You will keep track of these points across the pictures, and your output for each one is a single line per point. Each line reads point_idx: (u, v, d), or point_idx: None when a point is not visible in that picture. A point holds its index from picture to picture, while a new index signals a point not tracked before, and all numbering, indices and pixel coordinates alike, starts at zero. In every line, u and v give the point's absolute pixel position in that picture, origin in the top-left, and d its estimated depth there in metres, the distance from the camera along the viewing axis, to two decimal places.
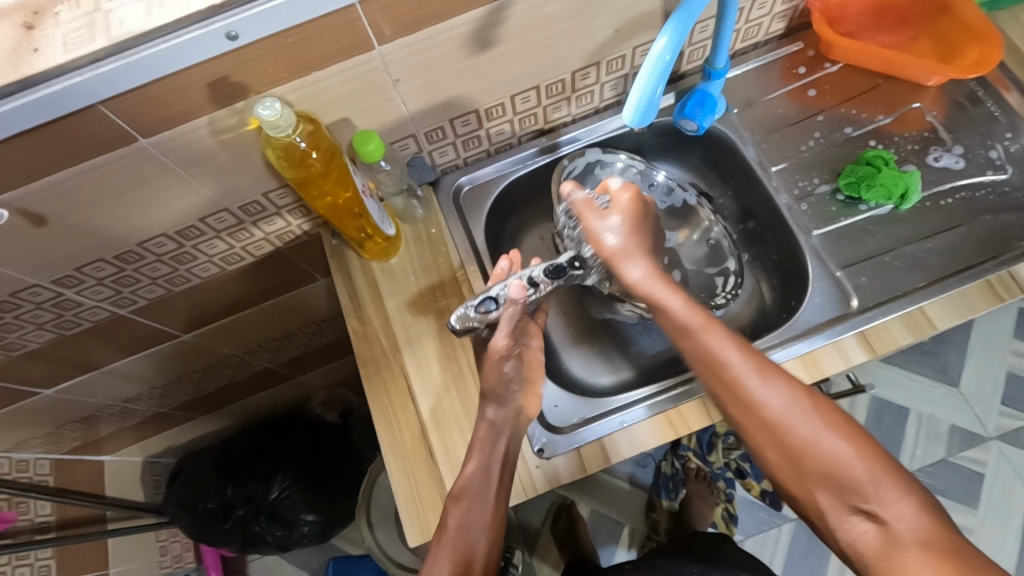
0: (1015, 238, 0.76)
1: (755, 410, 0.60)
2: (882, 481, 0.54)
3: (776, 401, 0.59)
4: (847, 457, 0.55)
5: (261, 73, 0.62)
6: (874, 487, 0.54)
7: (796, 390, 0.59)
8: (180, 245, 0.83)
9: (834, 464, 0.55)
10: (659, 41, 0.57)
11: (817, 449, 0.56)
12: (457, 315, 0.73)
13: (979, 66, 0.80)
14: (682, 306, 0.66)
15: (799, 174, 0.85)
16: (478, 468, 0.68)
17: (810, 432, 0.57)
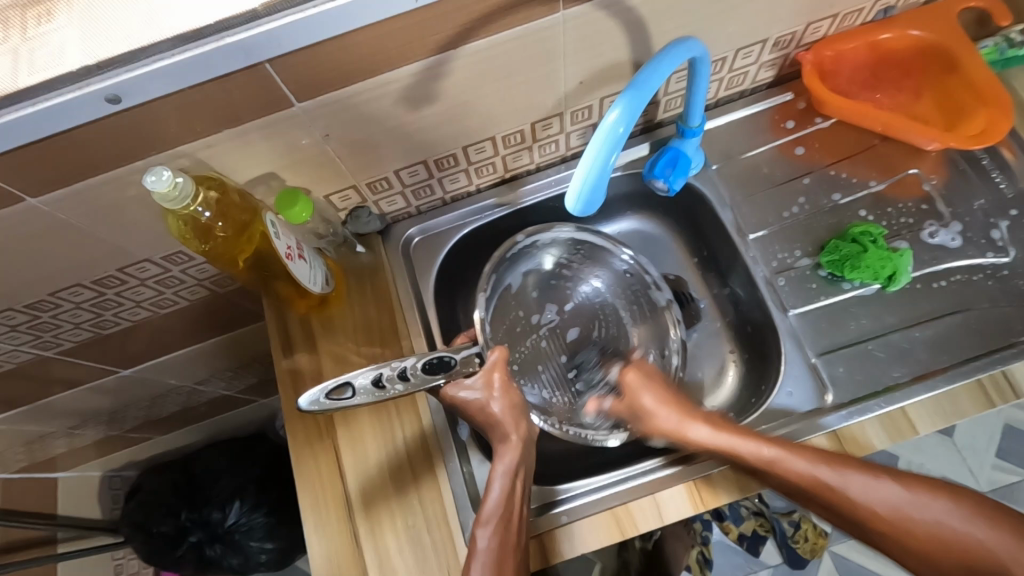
0: (1013, 333, 0.69)
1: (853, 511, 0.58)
2: (945, 522, 0.57)
3: (881, 500, 0.58)
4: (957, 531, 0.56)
5: (160, 134, 0.54)
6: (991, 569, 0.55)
7: (895, 484, 0.58)
8: (101, 292, 0.77)
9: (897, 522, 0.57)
10: (612, 111, 0.50)
11: (914, 524, 0.57)
12: (308, 397, 0.58)
13: (984, 136, 0.73)
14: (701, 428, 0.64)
15: (780, 244, 0.77)
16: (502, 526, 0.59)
17: (858, 490, 0.58)
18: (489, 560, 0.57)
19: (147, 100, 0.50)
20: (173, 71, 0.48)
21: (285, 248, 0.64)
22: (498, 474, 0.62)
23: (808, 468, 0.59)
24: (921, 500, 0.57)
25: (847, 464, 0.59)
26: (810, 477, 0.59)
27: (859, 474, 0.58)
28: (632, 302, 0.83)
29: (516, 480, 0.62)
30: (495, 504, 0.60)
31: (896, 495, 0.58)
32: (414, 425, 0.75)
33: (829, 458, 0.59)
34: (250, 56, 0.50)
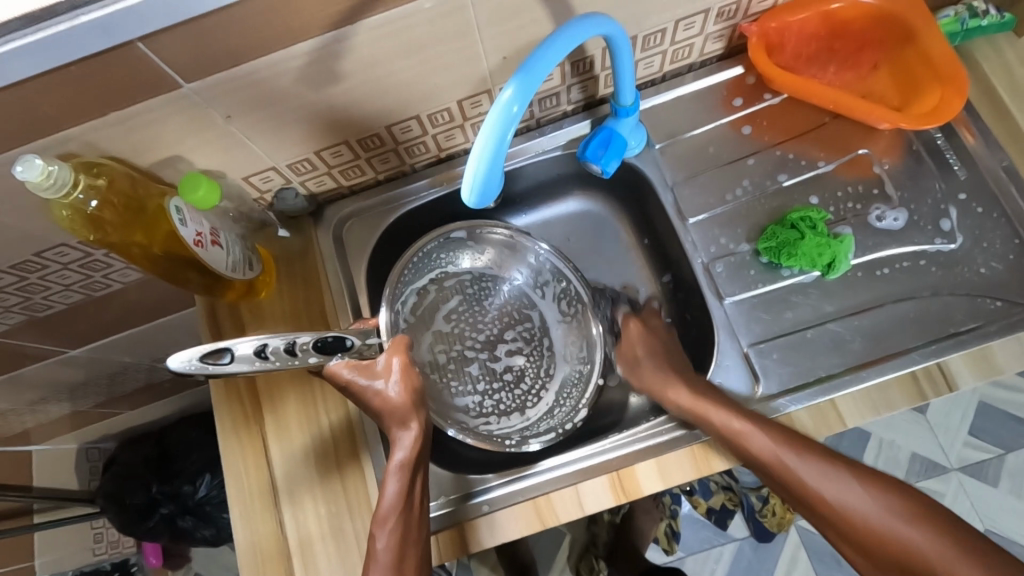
0: (953, 324, 0.66)
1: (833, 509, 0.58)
2: (891, 518, 0.56)
3: (862, 505, 0.57)
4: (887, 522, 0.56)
5: (37, 118, 0.52)
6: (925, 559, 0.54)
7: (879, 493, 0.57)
8: (22, 276, 0.75)
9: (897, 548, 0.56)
10: (505, 90, 0.46)
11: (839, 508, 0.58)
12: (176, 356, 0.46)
13: (935, 115, 0.69)
14: (764, 439, 0.60)
15: (721, 228, 0.74)
16: (389, 544, 0.56)
17: (896, 523, 0.56)
18: (387, 562, 0.56)
19: (9, 82, 0.47)
20: (30, 51, 0.45)
21: (194, 234, 0.62)
22: (393, 470, 0.58)
23: (851, 499, 0.57)
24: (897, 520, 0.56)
25: (852, 468, 0.59)
26: (862, 509, 0.57)
27: (839, 475, 0.58)
28: (561, 304, 0.82)
29: (415, 473, 0.59)
30: (392, 502, 0.57)
31: (866, 499, 0.57)
32: (340, 413, 0.74)
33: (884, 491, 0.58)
34: (116, 35, 0.47)
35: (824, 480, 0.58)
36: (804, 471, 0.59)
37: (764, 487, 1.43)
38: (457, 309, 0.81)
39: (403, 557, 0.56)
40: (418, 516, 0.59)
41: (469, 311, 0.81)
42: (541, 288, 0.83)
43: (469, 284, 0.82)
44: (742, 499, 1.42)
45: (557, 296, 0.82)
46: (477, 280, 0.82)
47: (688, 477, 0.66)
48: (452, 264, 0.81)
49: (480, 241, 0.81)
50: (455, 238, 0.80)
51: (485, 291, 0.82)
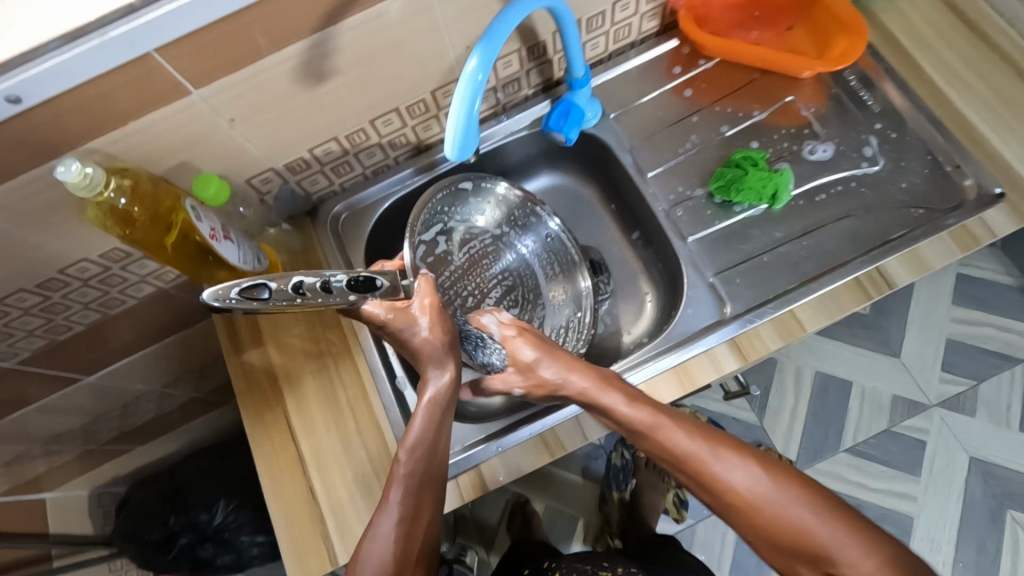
0: (885, 234, 0.76)
1: (724, 492, 0.56)
2: (791, 498, 0.54)
3: (743, 482, 0.55)
4: (810, 525, 0.52)
5: (68, 131, 0.59)
6: (836, 547, 0.51)
7: (766, 469, 0.55)
8: (46, 296, 0.81)
9: (799, 535, 0.53)
10: (470, 60, 0.55)
11: (724, 484, 0.56)
12: (210, 289, 0.52)
13: (843, 59, 0.80)
14: (686, 437, 0.58)
15: (677, 179, 0.83)
16: (412, 472, 0.59)
17: (721, 471, 0.56)
18: (409, 486, 0.58)
19: (47, 98, 0.54)
20: (63, 68, 0.52)
21: (209, 229, 0.69)
22: (425, 408, 0.62)
23: (742, 479, 0.55)
24: (828, 521, 0.52)
25: (737, 449, 0.57)
26: (754, 488, 0.55)
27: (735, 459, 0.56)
28: (552, 262, 0.89)
29: (442, 412, 0.63)
30: (419, 433, 0.60)
31: (759, 478, 0.55)
32: (355, 385, 0.81)
33: (769, 467, 0.56)
34: (136, 49, 0.54)
35: (719, 466, 0.56)
36: (720, 470, 0.56)
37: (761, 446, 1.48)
38: (461, 263, 0.87)
39: (422, 489, 0.58)
40: (442, 453, 0.62)
41: (473, 265, 0.88)
42: (539, 252, 0.90)
43: (473, 239, 0.88)
44: None
45: (548, 254, 0.89)
46: (483, 239, 0.89)
47: (676, 394, 0.73)
48: (460, 216, 0.87)
49: (489, 197, 0.88)
50: (462, 191, 0.85)
51: (489, 245, 0.89)
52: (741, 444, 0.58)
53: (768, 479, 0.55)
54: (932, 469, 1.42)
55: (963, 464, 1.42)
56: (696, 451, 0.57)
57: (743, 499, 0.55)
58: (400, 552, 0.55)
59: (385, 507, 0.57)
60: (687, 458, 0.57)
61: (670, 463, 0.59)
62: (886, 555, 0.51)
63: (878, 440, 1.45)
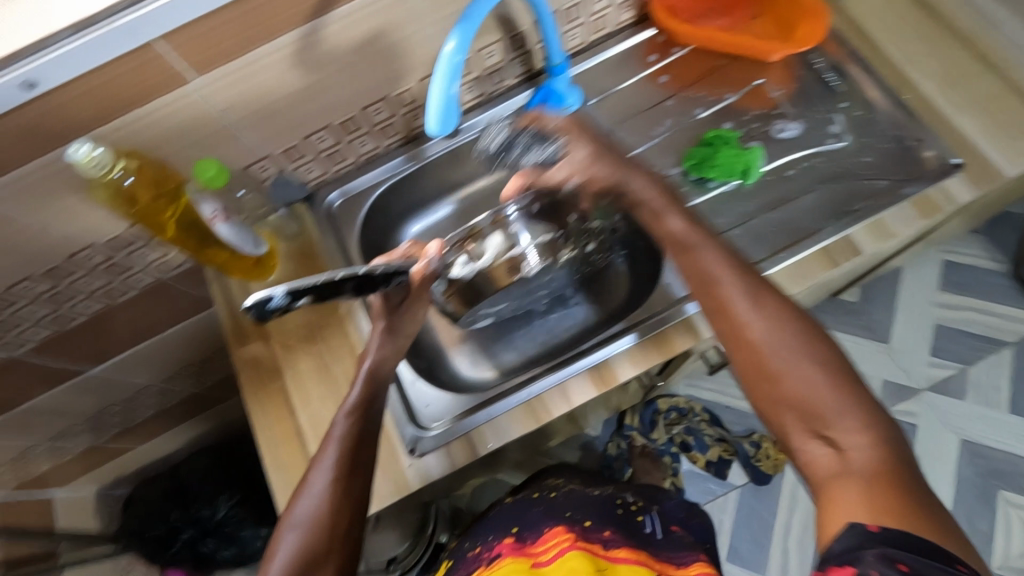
0: (851, 205, 0.79)
1: (738, 328, 0.58)
2: (825, 382, 0.53)
3: (762, 325, 0.56)
4: (819, 387, 0.52)
5: (77, 116, 0.63)
6: (835, 414, 0.51)
7: (795, 328, 0.56)
8: (55, 283, 0.85)
9: (806, 393, 0.53)
10: (449, 42, 0.59)
11: (744, 322, 0.57)
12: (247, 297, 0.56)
13: (806, 41, 0.85)
14: (714, 253, 0.61)
15: (654, 160, 0.88)
16: (346, 437, 0.63)
17: (743, 298, 0.58)
18: (342, 450, 0.62)
19: (57, 85, 0.59)
20: (71, 56, 0.57)
21: (210, 211, 0.74)
22: (359, 380, 0.67)
23: (754, 321, 0.57)
24: (838, 390, 0.52)
25: (760, 293, 0.58)
26: (768, 339, 0.56)
27: (774, 304, 0.57)
28: None
29: (379, 384, 0.68)
30: (354, 402, 0.65)
31: (785, 334, 0.55)
32: (349, 361, 0.85)
33: (800, 326, 0.56)
34: (139, 37, 0.58)
35: (747, 308, 0.57)
36: (730, 295, 0.59)
37: (755, 433, 1.52)
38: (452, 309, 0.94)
39: (355, 452, 0.63)
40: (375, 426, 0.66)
41: None
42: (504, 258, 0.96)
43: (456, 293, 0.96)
44: (736, 446, 1.49)
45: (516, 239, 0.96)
46: None
47: (656, 360, 0.77)
48: None
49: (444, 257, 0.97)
50: None
51: None
52: (778, 304, 0.57)
53: (787, 331, 0.56)
54: (922, 450, 1.43)
55: (952, 446, 1.43)
56: (749, 306, 0.58)
57: (755, 347, 0.56)
58: (322, 509, 0.59)
59: (314, 469, 0.61)
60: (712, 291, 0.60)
61: (702, 296, 0.61)
62: (892, 449, 0.49)
63: None
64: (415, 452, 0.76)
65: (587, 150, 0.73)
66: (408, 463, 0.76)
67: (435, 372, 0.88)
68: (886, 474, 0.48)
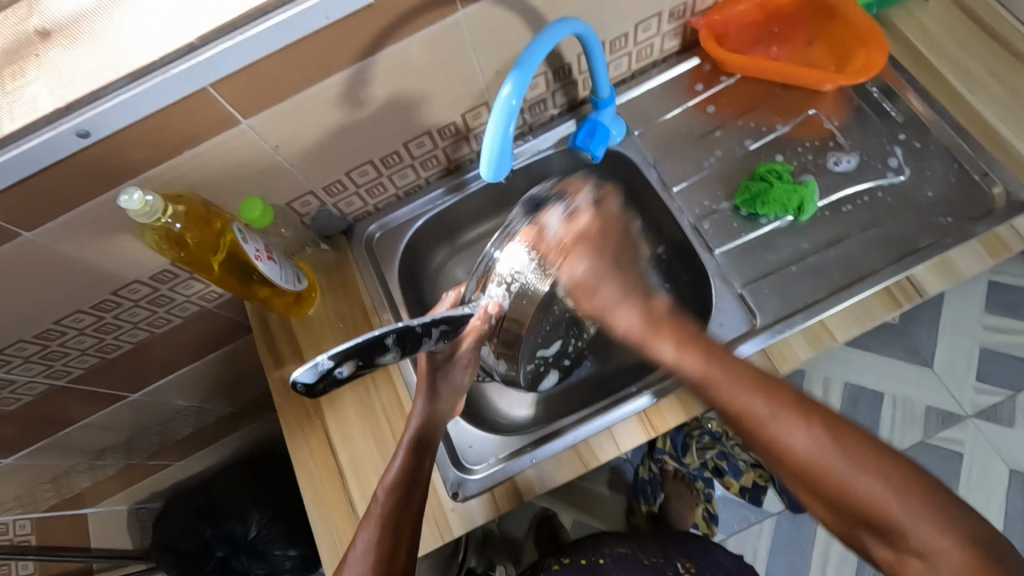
0: (913, 243, 0.76)
1: (781, 450, 0.55)
2: (887, 488, 0.51)
3: (804, 442, 0.54)
4: (883, 497, 0.51)
5: (130, 160, 0.63)
6: (909, 519, 0.50)
7: (834, 433, 0.54)
8: (100, 317, 0.86)
9: (869, 505, 0.52)
10: (505, 86, 0.58)
11: (783, 444, 0.54)
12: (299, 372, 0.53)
13: (866, 69, 0.82)
14: (750, 396, 0.55)
15: (702, 193, 0.85)
16: (386, 511, 0.61)
17: (776, 426, 0.55)
18: (381, 525, 0.60)
19: (111, 131, 0.59)
20: (127, 103, 0.57)
21: (254, 250, 0.73)
22: (404, 447, 0.64)
23: (799, 440, 0.54)
24: (902, 492, 0.51)
25: (789, 407, 0.55)
26: (815, 453, 0.53)
27: (797, 422, 0.54)
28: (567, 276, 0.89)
29: (422, 447, 0.64)
30: (397, 473, 0.63)
31: (826, 445, 0.53)
32: (390, 398, 0.83)
33: (842, 434, 0.54)
34: (193, 84, 0.58)
35: (780, 431, 0.55)
36: (771, 428, 0.55)
37: None
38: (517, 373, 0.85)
39: (398, 524, 0.61)
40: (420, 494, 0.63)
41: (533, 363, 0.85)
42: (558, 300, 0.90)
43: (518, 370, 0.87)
44: (773, 473, 1.41)
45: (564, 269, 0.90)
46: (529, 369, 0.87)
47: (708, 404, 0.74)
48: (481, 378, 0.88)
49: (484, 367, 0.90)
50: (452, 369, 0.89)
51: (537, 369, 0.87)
52: (809, 407, 0.55)
53: (832, 439, 0.53)
54: (970, 481, 1.38)
55: (1002, 477, 1.37)
56: (755, 417, 0.55)
57: (798, 462, 0.54)
58: None
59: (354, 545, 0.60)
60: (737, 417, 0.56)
61: (740, 431, 0.57)
62: (970, 540, 0.49)
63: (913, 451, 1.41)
64: (458, 496, 0.75)
65: (591, 256, 0.64)
66: (450, 507, 0.75)
67: (476, 408, 0.86)
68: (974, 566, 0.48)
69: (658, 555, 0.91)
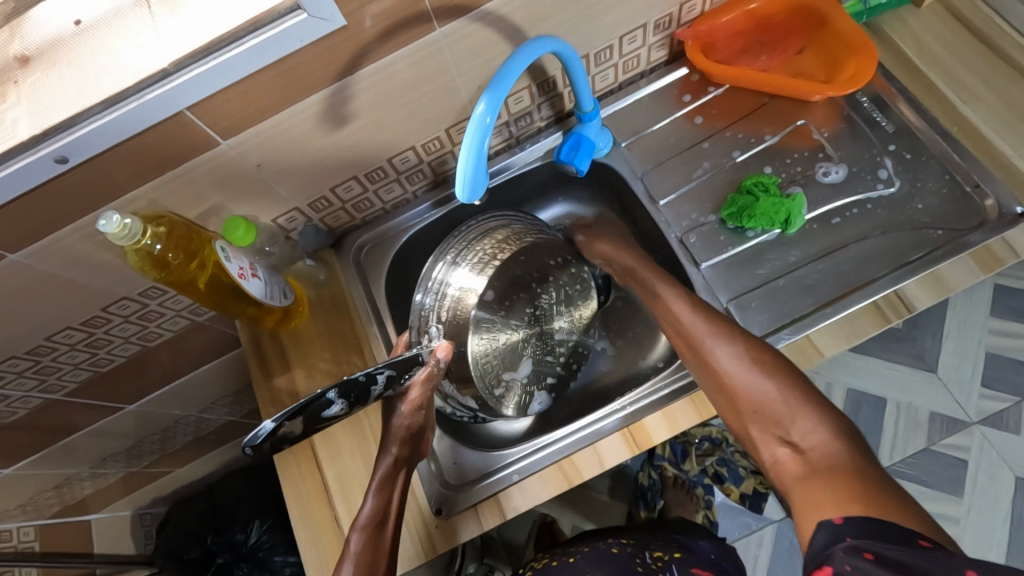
0: (904, 256, 0.75)
1: (710, 366, 0.68)
2: (793, 405, 0.62)
3: (728, 359, 0.67)
4: (773, 399, 0.63)
5: (110, 183, 0.64)
6: (790, 418, 0.62)
7: (759, 354, 0.66)
8: (91, 332, 0.86)
9: (764, 402, 0.63)
10: (478, 105, 0.57)
11: (710, 356, 0.68)
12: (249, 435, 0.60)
13: (854, 80, 0.80)
14: (725, 351, 0.67)
15: (690, 206, 0.84)
16: (360, 550, 0.66)
17: (714, 346, 0.68)
18: (358, 562, 0.65)
19: (90, 156, 0.59)
20: (103, 128, 0.57)
21: (238, 268, 0.73)
22: (372, 490, 0.69)
23: (727, 361, 0.66)
24: (789, 402, 0.62)
25: (730, 334, 0.68)
26: (738, 368, 0.66)
27: (724, 340, 0.68)
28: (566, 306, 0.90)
29: (389, 490, 0.70)
30: (369, 513, 0.68)
31: (744, 361, 0.66)
32: (377, 413, 0.83)
33: (755, 353, 0.66)
34: (169, 107, 0.58)
35: (712, 347, 0.68)
36: (711, 347, 0.68)
37: None
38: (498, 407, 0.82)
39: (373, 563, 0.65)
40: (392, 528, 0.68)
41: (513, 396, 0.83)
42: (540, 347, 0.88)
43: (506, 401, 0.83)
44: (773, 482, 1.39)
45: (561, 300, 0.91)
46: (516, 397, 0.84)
47: (693, 421, 0.74)
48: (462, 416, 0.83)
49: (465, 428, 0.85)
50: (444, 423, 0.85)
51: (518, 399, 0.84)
52: (753, 345, 0.67)
53: (752, 362, 0.65)
54: (974, 488, 1.35)
55: (1008, 484, 1.34)
56: (693, 336, 0.70)
57: (722, 376, 0.67)
58: None
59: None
60: (725, 376, 0.67)
61: (688, 351, 0.71)
62: (847, 442, 0.59)
63: (915, 458, 1.38)
64: (441, 513, 0.75)
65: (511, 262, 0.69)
66: (434, 524, 0.75)
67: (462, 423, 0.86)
68: (841, 454, 0.58)
69: (630, 543, 0.89)
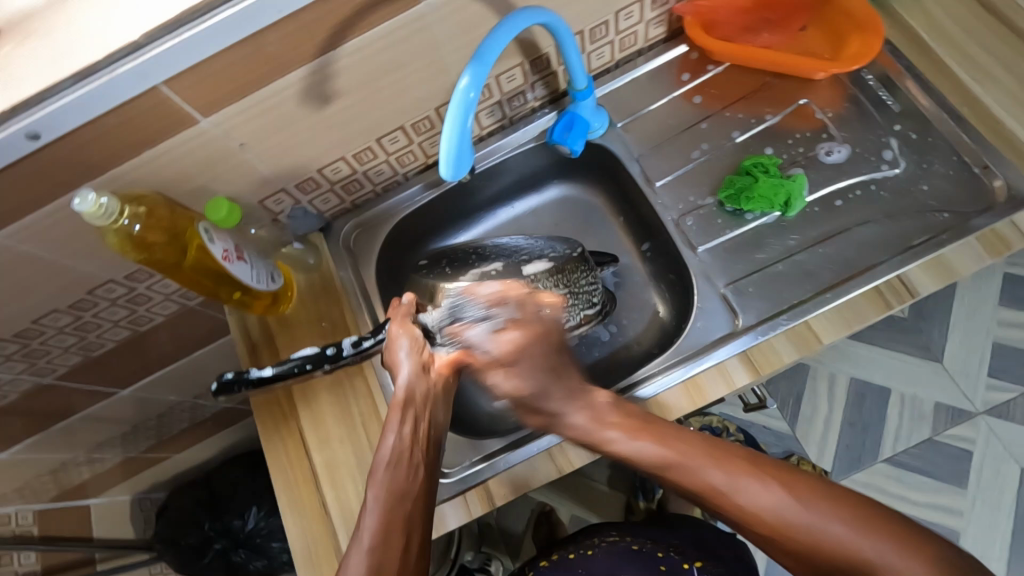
0: (908, 240, 0.72)
1: (748, 514, 0.50)
2: (869, 542, 0.45)
3: (766, 499, 0.49)
4: (852, 544, 0.46)
5: (87, 161, 0.62)
6: (883, 567, 0.45)
7: (789, 483, 0.49)
8: (78, 316, 0.85)
9: (841, 553, 0.46)
10: (462, 78, 0.55)
11: (736, 499, 0.50)
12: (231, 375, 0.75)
13: (860, 57, 0.78)
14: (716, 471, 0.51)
15: (687, 188, 0.82)
16: (377, 527, 0.54)
17: (736, 483, 0.50)
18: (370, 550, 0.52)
19: (64, 132, 0.57)
20: (76, 103, 0.55)
21: (222, 250, 0.71)
22: (378, 472, 0.58)
23: (762, 499, 0.49)
24: (868, 533, 0.46)
25: (757, 466, 0.51)
26: (781, 510, 0.49)
27: (751, 479, 0.50)
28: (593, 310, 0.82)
29: (404, 471, 0.58)
30: (378, 501, 0.56)
31: (782, 498, 0.49)
32: (367, 399, 0.82)
33: (788, 482, 0.49)
34: (145, 82, 0.56)
35: (737, 484, 0.50)
36: (727, 486, 0.51)
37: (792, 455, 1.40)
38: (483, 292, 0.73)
39: (390, 539, 0.53)
40: (416, 479, 0.58)
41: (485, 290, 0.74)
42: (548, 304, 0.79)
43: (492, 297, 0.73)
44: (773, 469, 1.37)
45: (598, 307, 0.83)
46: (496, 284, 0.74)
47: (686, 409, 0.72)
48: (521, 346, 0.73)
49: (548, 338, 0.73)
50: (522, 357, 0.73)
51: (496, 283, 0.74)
52: (779, 468, 0.51)
53: (791, 495, 0.49)
54: (978, 480, 1.32)
55: (1013, 477, 1.32)
56: (701, 481, 0.52)
57: (772, 521, 0.49)
58: None
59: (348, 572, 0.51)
60: (764, 519, 0.49)
61: (698, 499, 0.53)
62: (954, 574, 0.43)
63: (920, 450, 1.36)
64: None
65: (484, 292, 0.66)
66: None
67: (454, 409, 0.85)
68: None
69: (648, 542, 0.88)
